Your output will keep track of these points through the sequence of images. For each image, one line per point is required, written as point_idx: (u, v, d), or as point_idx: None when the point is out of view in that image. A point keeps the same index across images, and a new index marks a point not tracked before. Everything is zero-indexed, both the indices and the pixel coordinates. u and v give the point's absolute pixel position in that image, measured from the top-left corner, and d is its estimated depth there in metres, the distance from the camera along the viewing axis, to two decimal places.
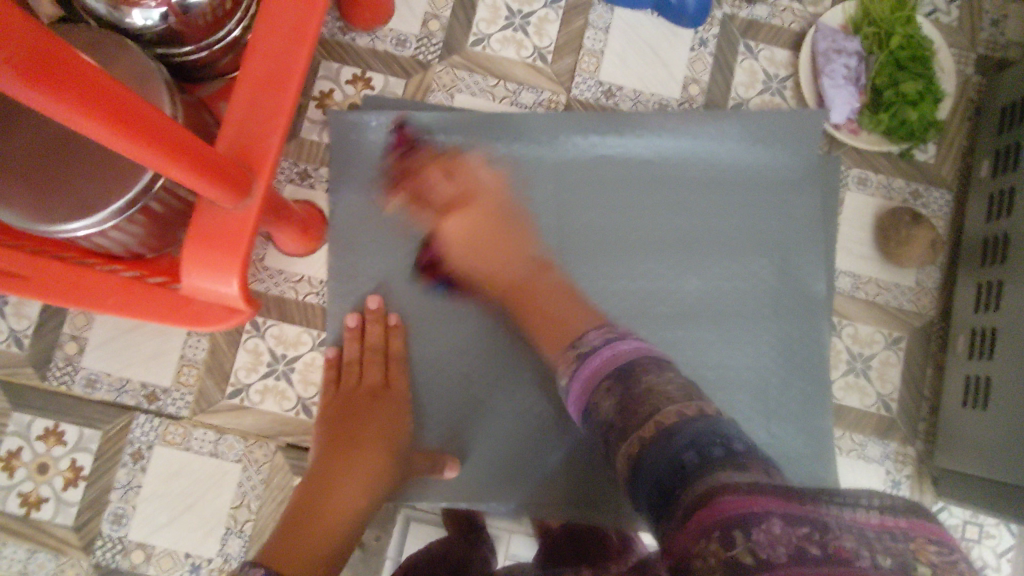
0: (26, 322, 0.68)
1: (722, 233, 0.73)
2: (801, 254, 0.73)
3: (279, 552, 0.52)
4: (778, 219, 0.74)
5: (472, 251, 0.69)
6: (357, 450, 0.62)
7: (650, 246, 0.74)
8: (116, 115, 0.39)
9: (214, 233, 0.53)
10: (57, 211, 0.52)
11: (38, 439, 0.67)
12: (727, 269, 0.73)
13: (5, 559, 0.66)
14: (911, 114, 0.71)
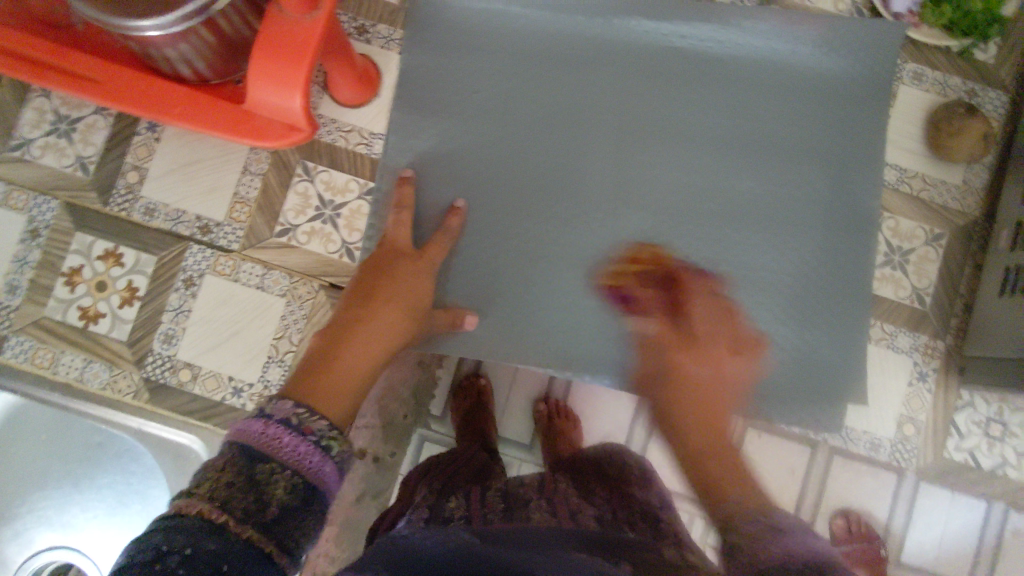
0: (92, 149, 0.72)
1: (770, 118, 0.74)
2: (846, 146, 0.73)
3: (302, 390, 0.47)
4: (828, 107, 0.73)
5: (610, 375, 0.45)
6: (387, 311, 0.60)
7: (699, 131, 0.74)
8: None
9: (281, 40, 0.56)
10: (130, 11, 0.55)
11: (98, 259, 0.71)
12: (772, 155, 0.73)
13: (63, 366, 0.70)
14: (974, 4, 0.70)
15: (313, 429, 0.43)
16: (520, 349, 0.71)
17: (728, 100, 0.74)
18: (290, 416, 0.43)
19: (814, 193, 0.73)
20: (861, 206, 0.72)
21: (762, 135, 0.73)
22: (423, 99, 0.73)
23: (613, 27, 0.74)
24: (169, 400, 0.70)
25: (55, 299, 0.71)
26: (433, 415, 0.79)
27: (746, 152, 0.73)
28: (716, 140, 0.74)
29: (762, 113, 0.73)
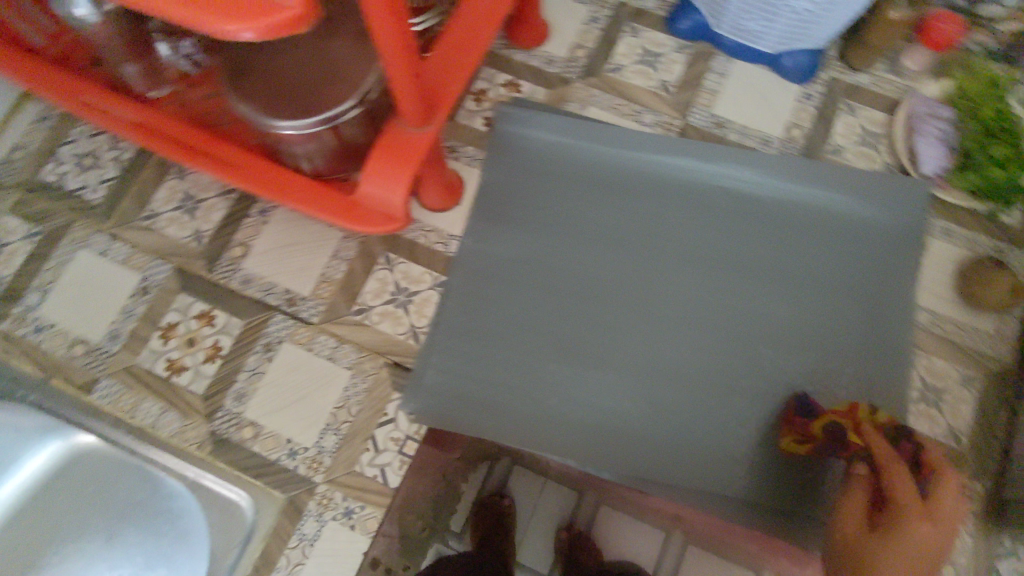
0: (209, 225, 0.83)
1: (806, 256, 0.81)
2: (877, 287, 0.79)
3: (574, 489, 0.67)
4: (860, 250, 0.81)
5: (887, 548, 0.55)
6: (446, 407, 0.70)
7: (736, 266, 0.81)
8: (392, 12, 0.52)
9: (396, 147, 0.66)
10: (277, 113, 0.68)
11: (194, 318, 0.80)
12: (806, 289, 0.80)
13: (142, 412, 0.76)
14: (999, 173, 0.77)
15: None
16: (569, 444, 0.74)
17: (769, 236, 0.82)
18: None
19: (847, 326, 0.78)
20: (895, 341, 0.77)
21: (798, 270, 0.81)
22: (498, 211, 0.83)
23: (669, 165, 0.84)
24: (229, 454, 0.75)
25: (149, 350, 0.79)
26: (452, 530, 0.75)
27: (784, 283, 0.80)
28: (756, 269, 0.81)
29: (797, 251, 0.81)
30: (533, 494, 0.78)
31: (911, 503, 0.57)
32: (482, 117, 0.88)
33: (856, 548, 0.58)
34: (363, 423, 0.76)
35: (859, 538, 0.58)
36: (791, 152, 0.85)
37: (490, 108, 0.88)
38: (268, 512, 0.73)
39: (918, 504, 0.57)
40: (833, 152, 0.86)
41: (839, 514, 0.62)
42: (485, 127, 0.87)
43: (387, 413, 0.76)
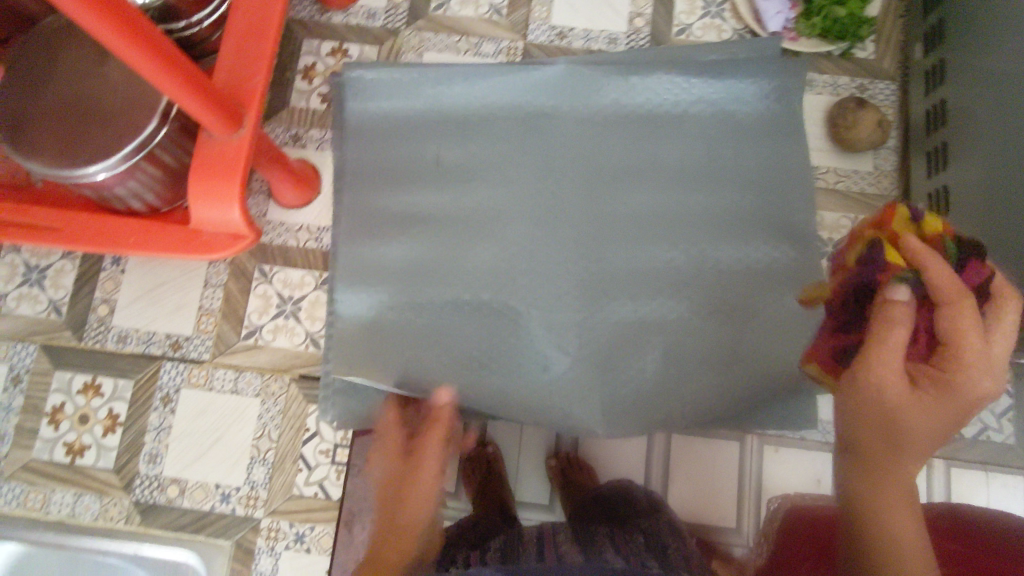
0: (63, 291, 0.77)
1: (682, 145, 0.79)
2: (754, 161, 0.78)
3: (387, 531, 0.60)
4: (728, 130, 0.79)
5: (413, 506, 0.62)
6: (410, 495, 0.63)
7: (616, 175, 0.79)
8: (121, 24, 0.46)
9: (215, 160, 0.60)
10: (77, 158, 0.61)
11: (78, 393, 0.74)
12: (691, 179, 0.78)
13: (55, 504, 0.72)
14: (840, 11, 0.77)
15: None
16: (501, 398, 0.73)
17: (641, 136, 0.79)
18: None
19: (737, 201, 0.77)
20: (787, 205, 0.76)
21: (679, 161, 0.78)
22: (361, 186, 0.77)
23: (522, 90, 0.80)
24: (161, 518, 0.71)
25: (42, 440, 0.73)
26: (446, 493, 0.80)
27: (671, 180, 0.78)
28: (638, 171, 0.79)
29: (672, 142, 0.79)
30: (509, 438, 0.82)
31: (976, 359, 0.42)
32: (318, 94, 0.82)
33: (889, 406, 0.44)
34: (288, 445, 0.73)
35: (902, 392, 0.43)
36: (639, 43, 0.82)
37: (323, 82, 0.82)
38: (220, 562, 0.70)
39: (984, 349, 0.42)
40: (681, 33, 0.83)
41: (869, 354, 0.45)
42: (323, 105, 0.81)
43: (309, 428, 0.73)
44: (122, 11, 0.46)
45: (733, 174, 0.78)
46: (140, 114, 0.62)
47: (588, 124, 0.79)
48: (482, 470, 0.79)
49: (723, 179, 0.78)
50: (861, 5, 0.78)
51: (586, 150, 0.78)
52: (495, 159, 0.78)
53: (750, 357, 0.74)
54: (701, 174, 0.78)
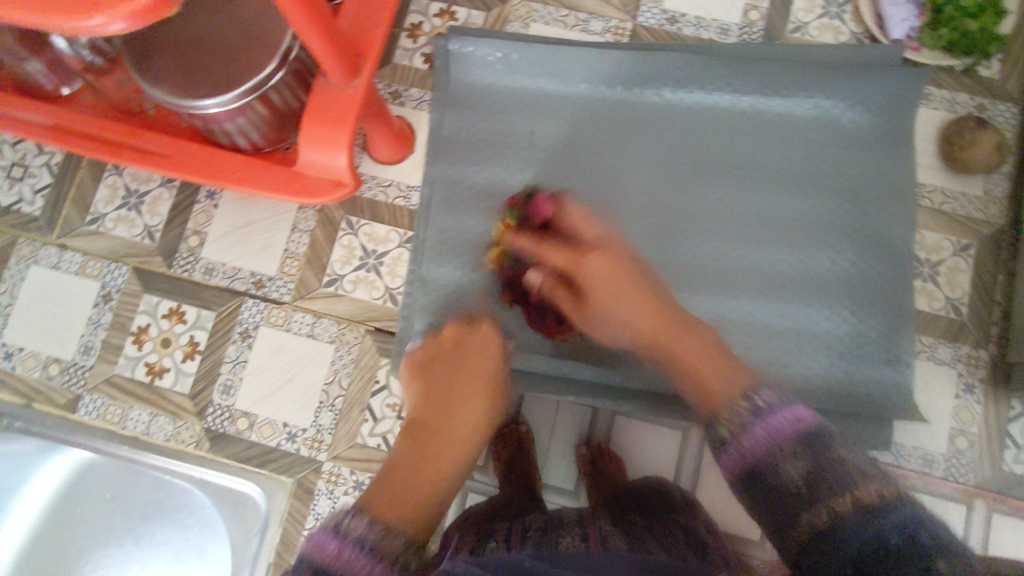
0: (158, 218, 0.79)
1: (787, 145, 0.77)
2: (859, 171, 0.75)
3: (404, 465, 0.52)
4: (829, 140, 0.76)
5: (449, 429, 0.57)
6: (464, 398, 0.60)
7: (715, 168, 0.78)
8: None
9: (328, 106, 0.61)
10: (196, 90, 0.62)
11: (163, 317, 0.77)
12: (792, 181, 0.76)
13: (131, 421, 0.75)
14: (971, 24, 0.74)
15: (390, 549, 0.43)
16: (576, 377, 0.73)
17: (745, 133, 0.78)
18: (368, 534, 0.43)
19: (835, 209, 0.75)
20: (885, 222, 0.74)
21: (783, 163, 0.77)
22: (456, 149, 0.78)
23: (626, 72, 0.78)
24: (229, 448, 0.74)
25: (125, 357, 0.76)
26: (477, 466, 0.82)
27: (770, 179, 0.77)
28: (739, 166, 0.77)
29: (776, 141, 0.77)
30: (543, 420, 0.83)
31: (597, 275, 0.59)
32: (422, 53, 0.82)
33: (604, 301, 0.59)
34: (357, 395, 0.74)
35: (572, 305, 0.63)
36: (752, 37, 0.80)
37: (428, 42, 0.82)
38: (280, 497, 0.73)
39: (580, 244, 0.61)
40: (796, 30, 0.81)
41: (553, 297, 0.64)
42: (426, 65, 0.82)
43: (379, 381, 0.74)
44: None
45: (833, 184, 0.76)
46: (260, 53, 0.63)
47: (674, 117, 0.78)
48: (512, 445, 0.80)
49: (819, 186, 0.76)
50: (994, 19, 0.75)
51: (670, 144, 0.78)
52: (593, 140, 0.78)
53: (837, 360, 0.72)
54: (791, 177, 0.76)
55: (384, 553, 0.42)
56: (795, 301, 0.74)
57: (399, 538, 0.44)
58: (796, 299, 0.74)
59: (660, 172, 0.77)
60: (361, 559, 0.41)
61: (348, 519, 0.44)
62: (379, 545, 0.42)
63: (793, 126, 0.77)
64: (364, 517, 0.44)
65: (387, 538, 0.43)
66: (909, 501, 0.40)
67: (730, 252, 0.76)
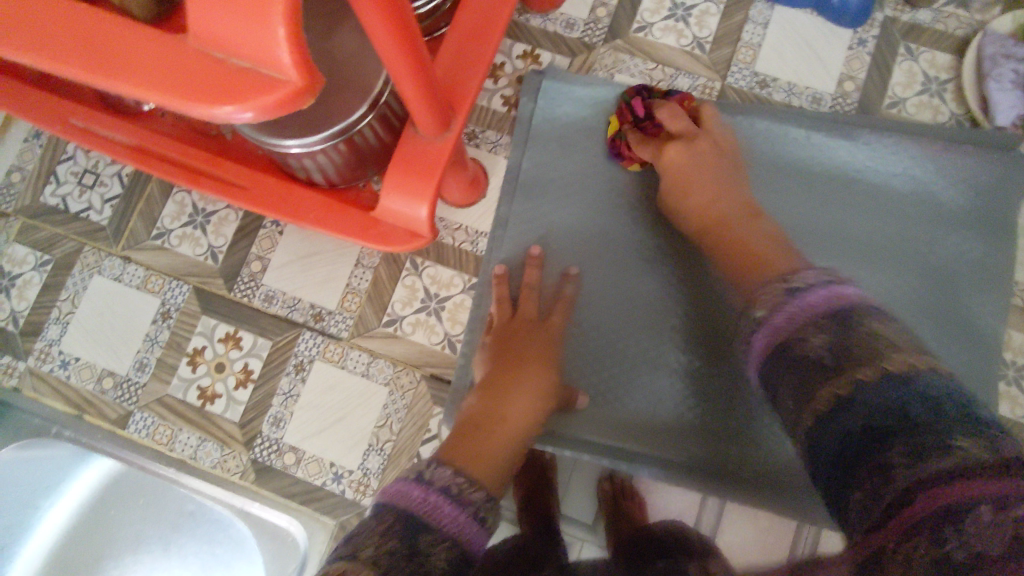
0: (223, 239, 0.78)
1: (885, 220, 0.72)
2: (956, 258, 0.71)
3: (461, 447, 0.53)
4: (926, 218, 0.72)
5: (517, 402, 0.60)
6: (524, 383, 0.62)
7: (808, 232, 0.72)
8: (395, 24, 0.44)
9: (417, 158, 0.60)
10: (283, 131, 0.61)
11: (219, 341, 0.76)
12: (887, 255, 0.71)
13: (179, 443, 0.74)
14: None
15: (469, 500, 0.46)
16: (638, 440, 0.71)
17: (839, 199, 0.72)
18: (451, 485, 0.47)
19: (927, 294, 0.70)
20: (975, 316, 0.70)
21: (883, 235, 0.71)
22: (530, 199, 0.76)
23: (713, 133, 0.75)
24: (274, 482, 0.73)
25: (179, 378, 0.76)
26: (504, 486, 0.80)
27: (864, 251, 0.71)
28: (834, 232, 0.72)
29: (873, 215, 0.72)
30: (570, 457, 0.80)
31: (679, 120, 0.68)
32: (501, 95, 0.80)
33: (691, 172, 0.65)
34: (407, 441, 0.73)
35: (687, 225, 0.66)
36: (845, 109, 0.77)
37: (509, 85, 0.80)
38: (319, 538, 0.72)
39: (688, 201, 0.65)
40: (892, 106, 0.78)
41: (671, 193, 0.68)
42: (505, 108, 0.80)
43: (431, 430, 0.73)
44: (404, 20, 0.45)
45: (925, 262, 0.71)
46: (351, 96, 0.61)
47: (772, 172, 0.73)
48: (533, 477, 0.78)
49: (905, 263, 0.71)
50: None
51: (765, 196, 0.73)
52: None
53: None
54: (884, 250, 0.71)
55: (467, 500, 0.46)
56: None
57: (479, 491, 0.48)
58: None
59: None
60: (446, 506, 0.44)
61: (434, 471, 0.47)
62: (464, 497, 0.46)
63: (895, 197, 0.72)
64: (447, 467, 0.48)
65: (468, 489, 0.47)
66: (958, 383, 0.34)
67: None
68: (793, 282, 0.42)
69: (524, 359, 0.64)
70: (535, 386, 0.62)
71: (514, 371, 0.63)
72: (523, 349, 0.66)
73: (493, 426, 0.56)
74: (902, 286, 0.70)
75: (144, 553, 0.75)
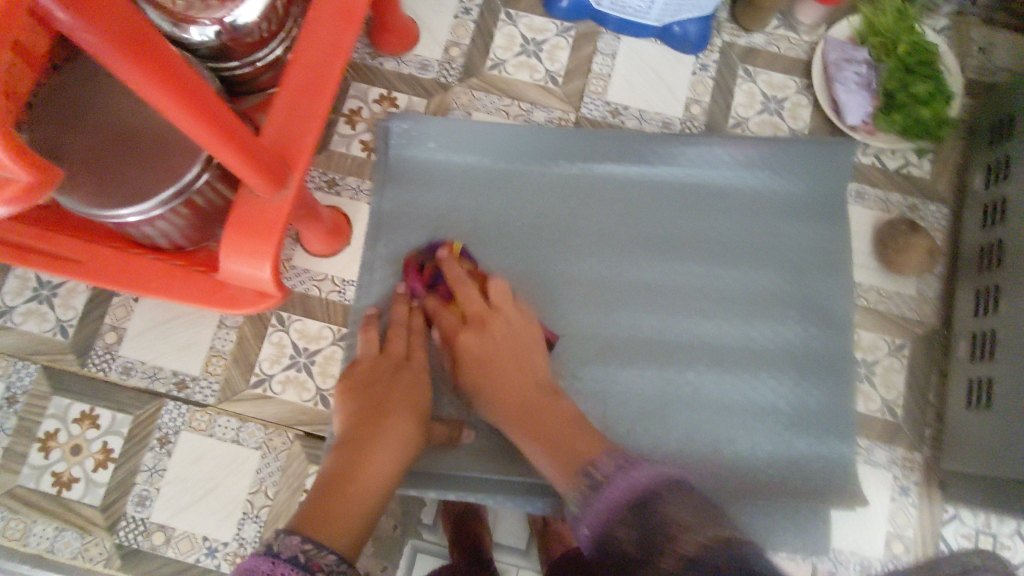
0: (72, 312, 0.74)
1: (735, 225, 0.76)
2: (804, 257, 0.75)
3: (315, 514, 0.50)
4: (777, 217, 0.76)
5: (380, 455, 0.57)
6: (393, 426, 0.60)
7: (663, 242, 0.76)
8: (177, 86, 0.41)
9: (253, 218, 0.58)
10: (110, 198, 0.58)
11: (74, 421, 0.71)
12: (743, 258, 0.75)
13: (33, 537, 0.69)
14: (924, 111, 0.75)
15: (321, 565, 0.44)
16: (528, 466, 0.69)
17: (691, 211, 0.76)
18: (298, 553, 0.45)
19: (781, 292, 0.74)
20: (828, 304, 0.74)
21: (736, 239, 0.76)
22: (393, 242, 0.75)
23: (568, 164, 0.77)
24: (142, 565, 0.68)
25: (30, 466, 0.70)
26: (424, 524, 0.77)
27: (719, 253, 0.76)
28: (694, 237, 0.76)
29: (723, 221, 0.76)
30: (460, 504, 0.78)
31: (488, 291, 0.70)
32: (360, 140, 0.80)
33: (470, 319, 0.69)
34: (284, 504, 0.70)
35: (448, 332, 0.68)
36: (693, 131, 0.80)
37: (367, 129, 0.80)
38: None
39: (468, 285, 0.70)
40: (736, 126, 0.81)
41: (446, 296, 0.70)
42: (364, 153, 0.79)
43: (308, 490, 0.70)
44: (190, 88, 0.43)
45: (779, 256, 0.75)
46: (183, 155, 0.60)
47: (633, 193, 0.76)
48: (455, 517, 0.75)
49: (759, 262, 0.75)
50: (945, 107, 0.76)
51: (630, 215, 0.76)
52: (537, 222, 0.76)
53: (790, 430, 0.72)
54: (738, 252, 0.76)
55: (317, 567, 0.44)
56: (742, 375, 0.72)
57: (328, 555, 0.46)
58: (745, 380, 0.73)
59: (609, 250, 0.75)
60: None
61: (280, 540, 0.45)
62: (313, 565, 0.44)
63: (746, 204, 0.76)
64: (295, 534, 0.46)
65: (316, 553, 0.45)
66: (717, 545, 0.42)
67: (679, 332, 0.74)
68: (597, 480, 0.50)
69: (390, 399, 0.63)
70: (404, 428, 0.61)
71: (379, 415, 0.61)
72: (391, 389, 0.64)
73: (355, 481, 0.54)
74: (761, 285, 0.75)
75: None
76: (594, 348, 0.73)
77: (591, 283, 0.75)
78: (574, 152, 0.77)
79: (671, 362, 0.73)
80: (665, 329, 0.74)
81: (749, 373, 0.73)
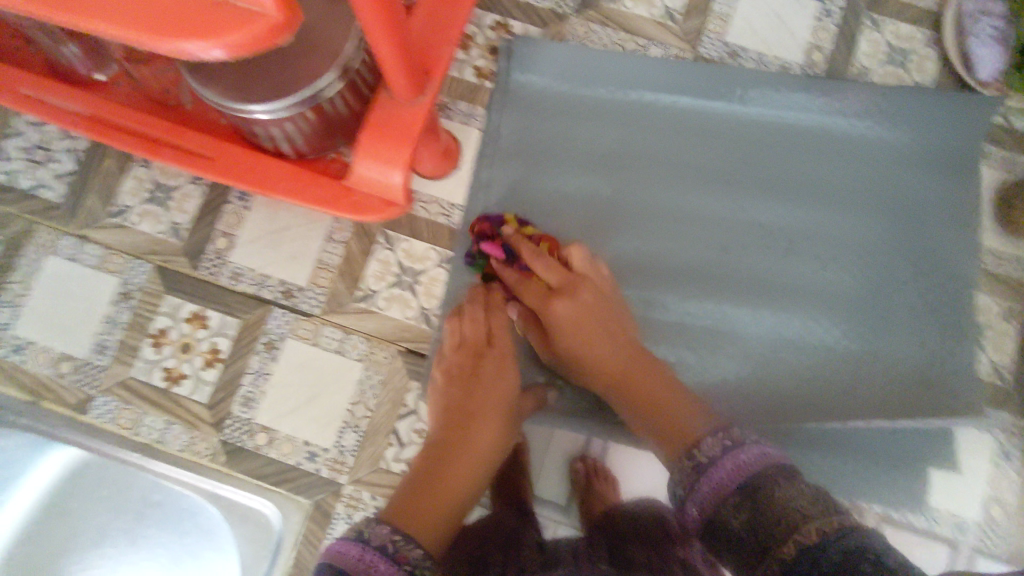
0: (186, 216, 0.75)
1: (854, 173, 0.74)
2: (927, 208, 0.73)
3: (403, 502, 0.52)
4: (900, 168, 0.74)
5: (469, 450, 0.58)
6: (484, 417, 0.60)
7: (778, 185, 0.74)
8: None
9: (390, 123, 0.58)
10: (248, 94, 0.59)
11: (185, 321, 0.73)
12: (860, 207, 0.74)
13: (145, 427, 0.72)
14: None
15: (407, 556, 0.45)
16: None
17: (809, 157, 0.74)
18: (387, 542, 0.46)
19: (897, 245, 0.73)
20: (947, 261, 0.72)
21: (854, 187, 0.74)
22: (504, 168, 0.74)
23: (685, 102, 0.75)
24: (245, 463, 0.71)
25: (142, 360, 0.73)
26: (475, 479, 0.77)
27: (835, 201, 0.74)
28: (811, 184, 0.74)
29: (842, 168, 0.74)
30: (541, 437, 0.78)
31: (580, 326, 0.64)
32: (473, 66, 0.79)
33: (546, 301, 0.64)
34: (383, 417, 0.71)
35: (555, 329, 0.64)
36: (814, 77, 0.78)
37: (481, 55, 0.79)
38: (294, 520, 0.70)
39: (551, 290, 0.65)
40: (859, 76, 0.79)
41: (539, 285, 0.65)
42: (477, 78, 0.78)
43: (407, 405, 0.72)
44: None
45: (900, 208, 0.73)
46: (318, 59, 0.59)
47: (751, 134, 0.75)
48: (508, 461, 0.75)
49: (876, 214, 0.73)
50: None
51: (747, 157, 0.75)
52: (650, 158, 0.75)
53: (896, 381, 0.71)
54: (855, 201, 0.74)
55: (404, 558, 0.45)
56: (851, 322, 0.72)
57: (415, 548, 0.47)
58: (852, 329, 0.72)
59: (721, 192, 0.74)
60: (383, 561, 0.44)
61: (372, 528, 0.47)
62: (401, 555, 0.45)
63: (868, 152, 0.74)
64: (384, 524, 0.47)
65: (405, 545, 0.46)
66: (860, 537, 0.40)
67: (789, 277, 0.73)
68: (696, 459, 0.50)
69: (481, 387, 0.62)
70: (495, 421, 0.61)
71: (471, 403, 0.61)
72: (481, 365, 0.63)
73: (441, 473, 0.55)
74: (877, 236, 0.73)
75: (108, 548, 0.73)
76: (700, 288, 0.72)
77: (701, 224, 0.74)
78: (692, 90, 0.75)
79: (778, 307, 0.72)
80: (775, 273, 0.73)
81: (858, 324, 0.72)
